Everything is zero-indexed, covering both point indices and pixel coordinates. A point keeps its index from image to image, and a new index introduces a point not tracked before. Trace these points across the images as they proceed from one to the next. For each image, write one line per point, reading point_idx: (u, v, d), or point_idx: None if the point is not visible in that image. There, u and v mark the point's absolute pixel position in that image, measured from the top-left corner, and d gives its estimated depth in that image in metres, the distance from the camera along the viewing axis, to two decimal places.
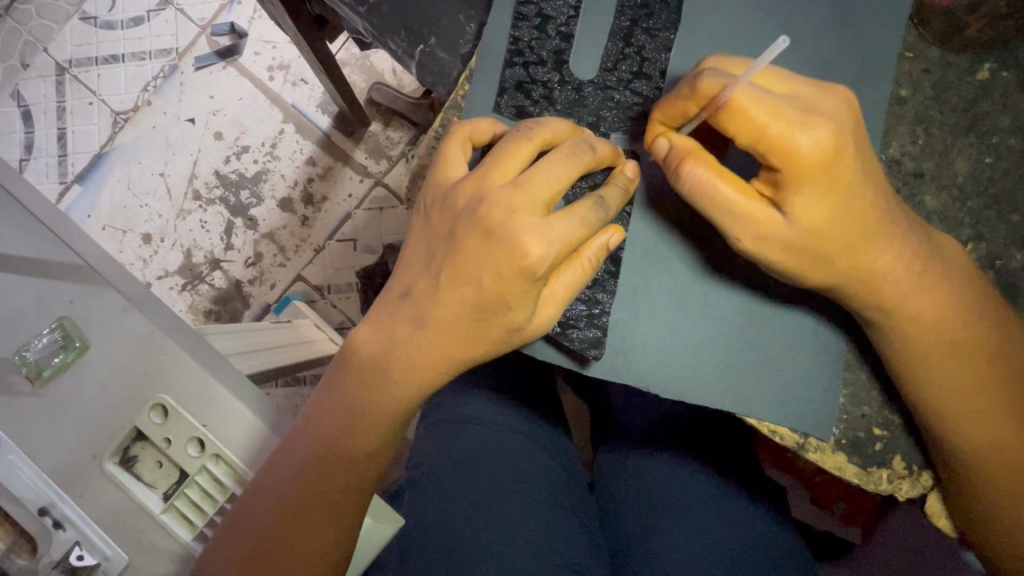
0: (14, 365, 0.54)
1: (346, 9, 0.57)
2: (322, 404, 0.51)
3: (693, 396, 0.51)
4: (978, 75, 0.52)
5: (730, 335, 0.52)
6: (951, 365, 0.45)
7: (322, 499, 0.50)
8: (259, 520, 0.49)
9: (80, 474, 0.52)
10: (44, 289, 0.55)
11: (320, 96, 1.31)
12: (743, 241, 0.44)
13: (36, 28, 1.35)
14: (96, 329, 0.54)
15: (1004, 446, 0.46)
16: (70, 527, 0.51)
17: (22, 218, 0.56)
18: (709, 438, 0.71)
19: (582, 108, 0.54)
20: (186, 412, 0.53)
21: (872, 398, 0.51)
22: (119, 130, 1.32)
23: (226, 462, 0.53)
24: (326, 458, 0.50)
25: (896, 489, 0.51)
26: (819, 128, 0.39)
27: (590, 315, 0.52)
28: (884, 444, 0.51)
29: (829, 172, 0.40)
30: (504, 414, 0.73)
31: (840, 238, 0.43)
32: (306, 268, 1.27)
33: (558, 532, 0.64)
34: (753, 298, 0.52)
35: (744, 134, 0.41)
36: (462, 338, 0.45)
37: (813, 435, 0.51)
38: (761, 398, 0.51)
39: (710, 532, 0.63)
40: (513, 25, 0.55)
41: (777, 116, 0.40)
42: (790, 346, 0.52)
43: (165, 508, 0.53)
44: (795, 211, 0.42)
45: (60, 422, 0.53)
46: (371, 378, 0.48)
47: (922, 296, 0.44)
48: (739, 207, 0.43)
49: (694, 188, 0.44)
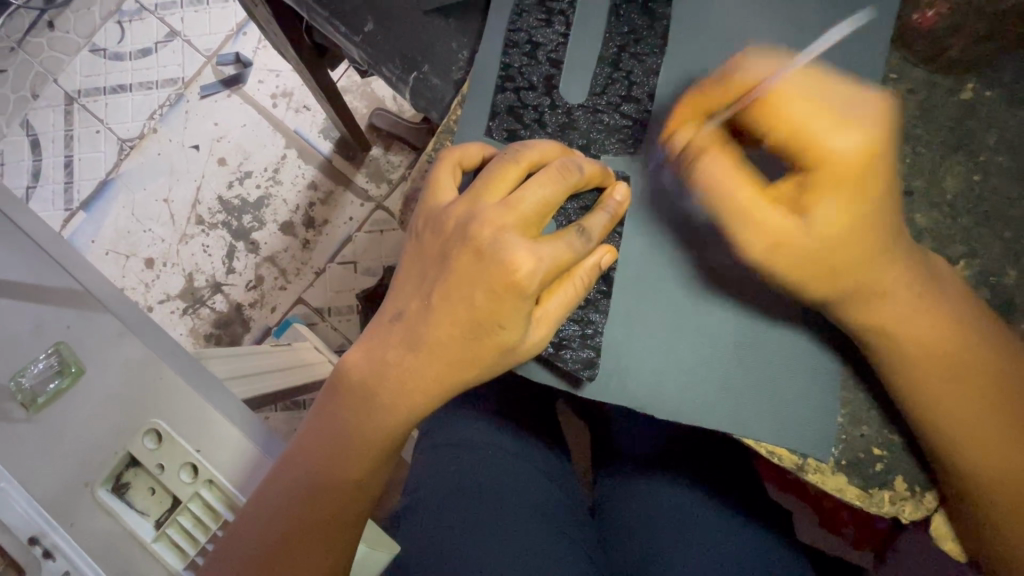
0: (9, 392, 0.53)
1: (342, 37, 0.59)
2: (314, 433, 0.50)
3: (688, 416, 0.51)
4: (970, 92, 0.53)
5: (723, 353, 0.51)
6: (942, 381, 0.45)
7: (313, 534, 0.48)
8: (250, 554, 0.48)
9: (73, 502, 0.52)
10: (41, 313, 0.55)
11: (322, 122, 1.33)
12: (757, 250, 0.45)
13: (47, 60, 1.41)
14: (93, 354, 0.54)
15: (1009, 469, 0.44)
16: (60, 556, 0.51)
17: (24, 243, 0.57)
18: (707, 455, 0.70)
19: (573, 132, 0.55)
20: (180, 438, 0.52)
21: (871, 416, 0.50)
22: (125, 157, 1.35)
23: (219, 488, 0.52)
24: (317, 490, 0.49)
25: (899, 512, 0.49)
26: (855, 131, 0.42)
27: (583, 334, 0.52)
28: (885, 465, 0.50)
29: (860, 179, 0.42)
30: (500, 437, 0.71)
31: (852, 248, 0.43)
32: (307, 291, 1.28)
33: (559, 559, 0.62)
34: (744, 323, 0.52)
35: (780, 126, 0.43)
36: (456, 360, 0.45)
37: (811, 455, 0.50)
38: (757, 416, 0.51)
39: (712, 558, 0.61)
40: (504, 52, 0.56)
41: (819, 115, 0.42)
42: (784, 364, 0.51)
43: (157, 536, 0.52)
44: (813, 214, 0.43)
45: (55, 447, 0.53)
46: (364, 399, 0.47)
47: (914, 307, 0.44)
48: (750, 202, 0.45)
49: (717, 178, 0.46)
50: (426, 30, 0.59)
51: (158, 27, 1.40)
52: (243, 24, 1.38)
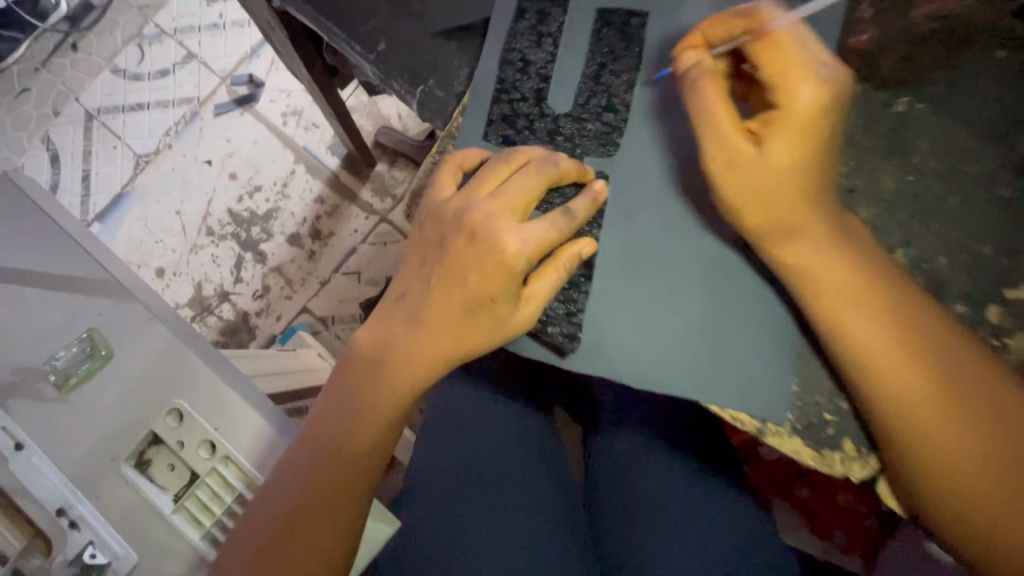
0: (43, 373, 0.58)
1: (357, 55, 0.65)
2: (329, 409, 0.55)
3: (652, 381, 0.52)
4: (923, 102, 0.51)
5: (689, 322, 0.53)
6: (878, 348, 0.43)
7: (322, 505, 0.52)
8: (266, 524, 0.51)
9: (97, 476, 0.57)
10: (72, 303, 0.60)
11: (330, 139, 1.40)
12: (712, 169, 0.48)
13: (70, 79, 1.50)
14: (121, 341, 0.58)
15: (953, 450, 0.41)
16: (84, 528, 0.55)
17: (54, 235, 0.62)
18: (707, 441, 0.69)
19: (560, 138, 0.60)
20: (200, 417, 0.56)
21: (822, 383, 0.50)
22: (140, 171, 1.42)
23: (234, 464, 0.56)
24: (329, 462, 0.52)
25: (849, 473, 0.49)
26: (820, 81, 0.44)
27: (568, 313, 0.55)
28: (836, 428, 0.49)
29: (809, 124, 0.44)
30: (496, 422, 0.71)
31: (800, 183, 0.45)
32: (311, 300, 1.33)
33: (550, 545, 0.63)
34: (715, 298, 0.52)
35: (765, 60, 0.45)
36: (454, 334, 0.49)
37: (769, 418, 0.50)
38: (721, 382, 0.51)
39: (702, 537, 0.61)
40: (500, 69, 0.62)
41: (798, 60, 0.44)
42: (749, 334, 0.51)
43: (176, 508, 0.56)
44: (767, 145, 0.45)
45: (82, 425, 0.57)
46: (369, 374, 0.53)
47: (837, 263, 0.45)
48: (720, 120, 0.47)
49: (698, 98, 0.48)
50: (428, 50, 0.66)
51: (176, 49, 1.48)
52: (257, 48, 1.47)
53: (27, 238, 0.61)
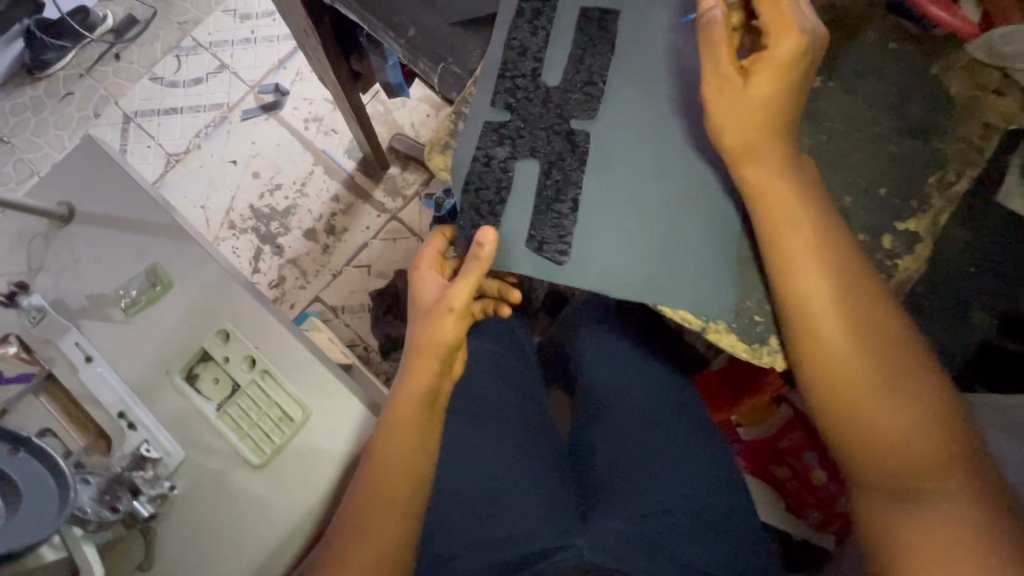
0: (113, 299, 0.69)
1: (389, 40, 0.72)
2: (392, 412, 0.62)
3: (619, 285, 0.59)
4: (859, 75, 0.58)
5: (653, 239, 0.60)
6: (820, 298, 0.53)
7: (388, 481, 0.59)
8: (347, 506, 0.59)
9: (155, 385, 0.67)
10: (135, 245, 0.70)
11: (348, 143, 1.54)
12: (705, 92, 0.56)
13: (111, 85, 1.65)
14: (177, 274, 0.69)
15: (865, 384, 0.52)
16: (140, 429, 0.64)
17: (116, 189, 0.71)
18: (671, 391, 0.81)
19: (551, 106, 0.65)
20: (243, 337, 0.67)
21: (752, 293, 0.59)
22: (171, 169, 1.56)
23: (272, 377, 0.65)
24: (391, 445, 0.60)
25: (773, 362, 0.58)
26: (801, 35, 0.53)
27: (558, 233, 0.61)
28: (763, 325, 0.58)
29: (789, 71, 0.53)
30: (488, 373, 0.83)
31: (772, 114, 0.54)
32: (324, 290, 1.45)
33: (534, 477, 0.74)
34: (676, 232, 0.60)
35: (766, 12, 0.55)
36: (428, 357, 0.65)
37: (711, 318, 0.58)
38: (680, 289, 0.59)
39: (657, 461, 0.73)
40: (506, 49, 0.68)
41: (789, 14, 0.53)
42: (703, 253, 0.59)
43: (219, 414, 0.65)
44: (753, 80, 0.54)
45: (142, 344, 0.68)
46: (406, 387, 0.65)
47: (792, 202, 0.54)
48: (721, 58, 0.55)
49: (704, 36, 0.57)
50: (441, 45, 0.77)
51: (210, 61, 1.64)
52: (284, 61, 1.62)
53: (97, 194, 0.71)
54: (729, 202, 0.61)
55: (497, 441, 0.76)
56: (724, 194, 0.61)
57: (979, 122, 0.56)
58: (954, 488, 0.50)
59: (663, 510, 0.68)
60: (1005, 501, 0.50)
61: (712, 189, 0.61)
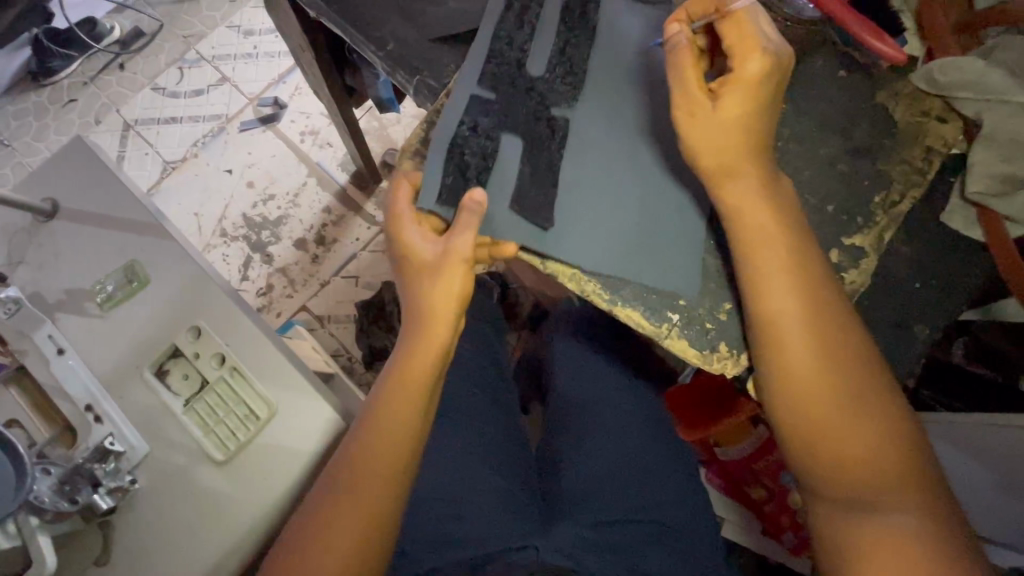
0: (90, 294, 0.70)
1: (369, 53, 0.75)
2: (383, 399, 0.61)
3: (587, 289, 0.60)
4: (818, 104, 0.61)
5: (623, 246, 0.61)
6: (788, 309, 0.54)
7: (372, 467, 0.58)
8: (324, 494, 0.57)
9: (126, 380, 0.67)
10: (116, 242, 0.72)
11: (342, 157, 1.57)
12: (676, 116, 0.57)
13: (114, 93, 1.69)
14: (155, 271, 0.70)
15: (827, 396, 0.53)
16: (106, 423, 0.64)
17: (104, 188, 0.73)
18: (644, 404, 0.81)
19: (534, 97, 0.65)
20: (214, 335, 0.68)
21: (707, 299, 0.60)
22: (167, 176, 1.59)
23: (240, 374, 0.66)
24: (376, 433, 0.59)
25: (723, 369, 0.59)
26: (765, 57, 0.54)
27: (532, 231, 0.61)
28: (716, 332, 0.59)
29: (755, 92, 0.54)
30: (464, 379, 0.83)
31: (745, 133, 0.55)
32: (311, 299, 1.46)
33: (502, 488, 0.74)
34: (647, 244, 0.61)
35: (730, 36, 0.56)
36: (430, 327, 0.62)
37: (667, 323, 0.59)
38: (638, 295, 0.60)
39: (624, 474, 0.74)
40: (494, 38, 0.66)
41: (752, 36, 0.54)
42: (668, 262, 0.60)
43: (186, 410, 0.66)
44: (723, 102, 0.55)
45: (116, 339, 0.69)
46: (389, 393, 0.61)
47: (763, 213, 0.55)
48: (691, 82, 0.56)
49: (671, 60, 0.57)
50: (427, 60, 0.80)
51: (212, 74, 1.68)
52: (284, 76, 1.66)
53: (84, 192, 0.73)
54: (699, 216, 0.62)
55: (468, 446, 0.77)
56: (693, 210, 0.62)
57: (921, 147, 0.60)
58: (912, 507, 0.51)
59: (625, 519, 0.69)
60: (956, 519, 0.51)
61: (680, 202, 0.62)
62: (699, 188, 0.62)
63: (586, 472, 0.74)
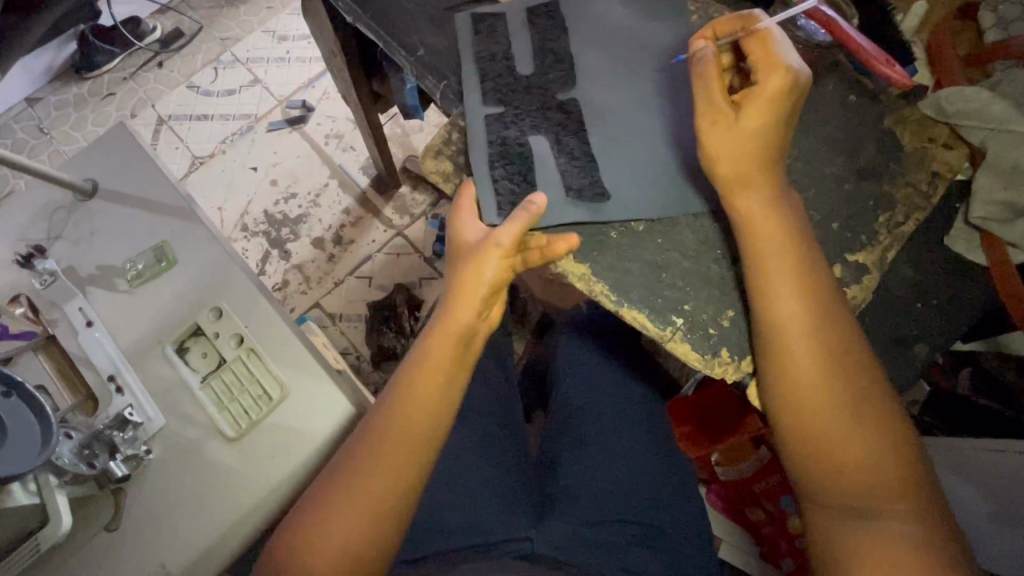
0: (120, 271, 0.74)
1: (402, 58, 0.73)
2: (409, 374, 0.62)
3: (594, 290, 0.62)
4: (829, 125, 0.63)
5: (631, 251, 0.63)
6: (791, 315, 0.55)
7: (397, 436, 0.59)
8: (346, 459, 0.58)
9: (146, 354, 0.71)
10: (148, 224, 0.75)
11: (364, 160, 1.62)
12: (699, 124, 0.59)
13: (150, 89, 1.76)
14: (183, 253, 0.74)
15: (828, 402, 0.54)
16: (125, 394, 0.67)
17: (140, 172, 0.77)
18: (645, 413, 0.82)
19: (556, 105, 0.68)
20: (235, 316, 0.71)
21: (714, 306, 0.61)
22: (194, 170, 1.64)
23: (257, 357, 0.69)
24: (397, 405, 0.60)
25: (723, 375, 0.60)
26: (787, 73, 0.56)
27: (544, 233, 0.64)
28: (719, 338, 0.60)
29: (775, 106, 0.56)
30: (470, 377, 0.85)
31: (761, 145, 0.57)
32: (324, 297, 1.50)
33: (501, 485, 0.76)
34: (656, 250, 0.63)
35: (754, 53, 0.58)
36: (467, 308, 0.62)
37: (670, 326, 0.60)
38: (644, 299, 0.61)
39: (622, 480, 0.75)
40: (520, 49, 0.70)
41: (775, 54, 0.57)
42: (675, 269, 0.62)
43: (203, 386, 0.69)
44: (744, 114, 0.57)
45: (141, 314, 0.72)
46: (404, 383, 0.61)
47: (772, 224, 0.57)
48: (714, 91, 0.59)
49: (697, 70, 0.60)
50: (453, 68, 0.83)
51: (245, 75, 1.75)
52: (314, 80, 1.72)
53: (122, 176, 0.77)
54: (708, 226, 0.64)
55: (469, 443, 0.79)
56: (702, 221, 0.64)
57: (925, 171, 0.62)
58: (908, 514, 0.52)
59: (619, 523, 0.71)
60: (955, 532, 0.52)
61: (691, 211, 0.64)
62: (711, 200, 0.64)
63: (584, 475, 0.75)
